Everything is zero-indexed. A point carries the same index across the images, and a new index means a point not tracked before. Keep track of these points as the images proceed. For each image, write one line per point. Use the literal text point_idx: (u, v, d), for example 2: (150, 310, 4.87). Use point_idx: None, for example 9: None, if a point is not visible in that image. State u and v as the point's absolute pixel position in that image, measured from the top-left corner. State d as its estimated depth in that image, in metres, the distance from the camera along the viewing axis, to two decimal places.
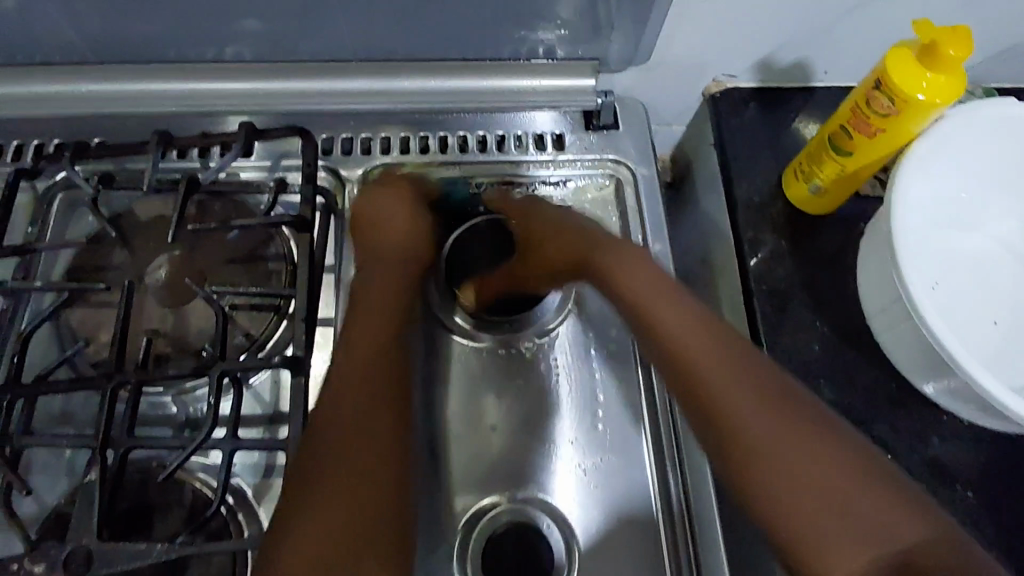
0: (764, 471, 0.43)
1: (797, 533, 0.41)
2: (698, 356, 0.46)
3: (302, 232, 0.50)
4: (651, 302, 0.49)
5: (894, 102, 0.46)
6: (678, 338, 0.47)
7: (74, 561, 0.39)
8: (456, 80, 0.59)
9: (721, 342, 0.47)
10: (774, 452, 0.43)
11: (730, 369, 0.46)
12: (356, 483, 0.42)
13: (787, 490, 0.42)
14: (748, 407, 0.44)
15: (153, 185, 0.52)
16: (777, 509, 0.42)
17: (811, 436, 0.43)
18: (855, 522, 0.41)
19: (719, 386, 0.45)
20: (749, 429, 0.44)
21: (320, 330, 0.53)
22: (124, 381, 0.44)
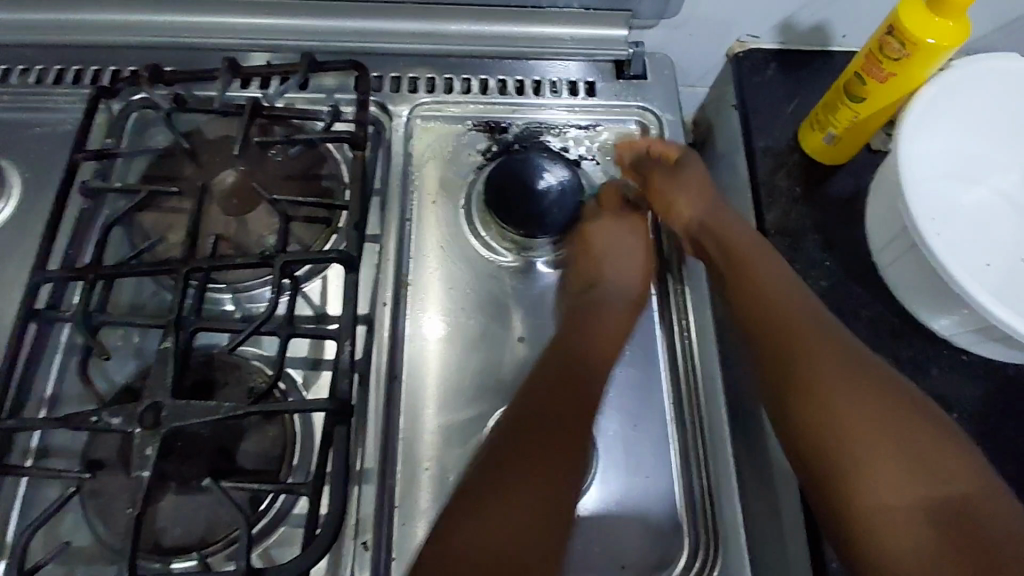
0: (838, 414, 0.47)
1: (846, 451, 0.46)
2: (790, 311, 0.53)
3: (358, 149, 0.55)
4: (754, 258, 0.56)
5: (904, 46, 0.51)
6: (769, 281, 0.55)
7: (149, 415, 0.44)
8: (496, 26, 0.64)
9: (805, 305, 0.53)
10: (847, 390, 0.48)
11: (808, 315, 0.52)
12: (542, 492, 0.47)
13: (859, 419, 0.47)
14: (837, 366, 0.49)
15: (222, 105, 0.57)
16: (834, 435, 0.47)
17: (897, 400, 0.48)
18: (921, 467, 0.45)
19: (812, 337, 0.51)
20: (826, 368, 0.49)
21: (367, 246, 0.58)
22: (195, 268, 0.49)
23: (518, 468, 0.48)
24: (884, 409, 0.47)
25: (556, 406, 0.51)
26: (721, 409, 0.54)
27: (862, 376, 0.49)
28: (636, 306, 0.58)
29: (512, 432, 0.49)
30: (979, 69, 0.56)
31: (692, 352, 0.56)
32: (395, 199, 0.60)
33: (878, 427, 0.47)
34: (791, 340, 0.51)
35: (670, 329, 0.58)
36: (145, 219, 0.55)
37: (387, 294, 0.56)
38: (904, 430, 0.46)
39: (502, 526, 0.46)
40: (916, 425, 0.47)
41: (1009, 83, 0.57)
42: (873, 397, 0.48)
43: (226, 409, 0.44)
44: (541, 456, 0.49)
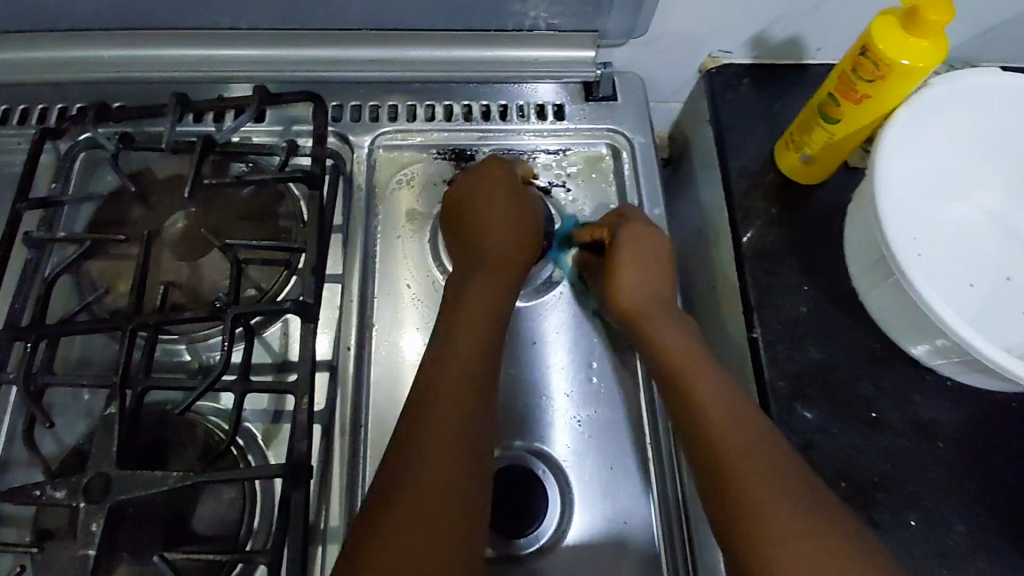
0: (749, 502, 0.41)
1: (739, 488, 0.42)
2: (706, 393, 0.47)
3: (313, 188, 0.52)
4: (686, 361, 0.49)
5: (880, 68, 0.49)
6: (711, 391, 0.47)
7: (93, 488, 0.41)
8: (458, 51, 0.61)
9: (732, 398, 0.47)
10: (756, 471, 0.42)
11: (735, 404, 0.46)
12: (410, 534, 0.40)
13: (773, 508, 0.40)
14: (720, 401, 0.46)
15: (171, 144, 0.54)
16: (743, 524, 0.40)
17: (780, 446, 0.44)
18: (787, 503, 0.40)
19: (716, 415, 0.45)
20: (737, 454, 0.43)
21: (328, 287, 0.55)
22: (142, 323, 0.47)
23: (423, 460, 0.44)
24: (766, 445, 0.44)
25: (445, 392, 0.46)
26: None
27: (775, 466, 0.42)
28: (612, 340, 0.56)
29: (423, 422, 0.45)
30: (968, 88, 0.53)
31: None
32: (357, 235, 0.57)
33: (756, 463, 0.43)
34: (683, 392, 0.47)
35: (646, 364, 0.55)
36: (92, 268, 0.52)
37: (351, 338, 0.53)
38: (785, 469, 0.42)
39: None
40: (789, 464, 0.43)
41: (1001, 100, 0.54)
42: (747, 432, 0.44)
43: (174, 480, 0.41)
44: (425, 522, 0.41)
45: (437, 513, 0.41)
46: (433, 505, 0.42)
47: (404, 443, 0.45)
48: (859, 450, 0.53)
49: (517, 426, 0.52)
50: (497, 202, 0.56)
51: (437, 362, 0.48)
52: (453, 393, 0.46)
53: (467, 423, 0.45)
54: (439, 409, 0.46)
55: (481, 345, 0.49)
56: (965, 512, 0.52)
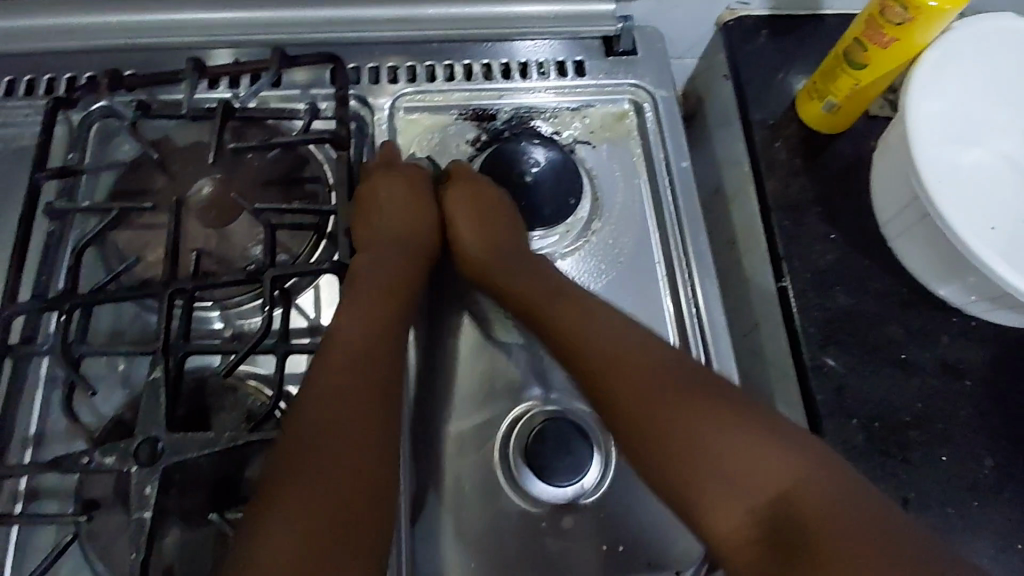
0: (697, 459, 0.44)
1: (688, 471, 0.44)
2: (644, 404, 0.46)
3: (341, 149, 0.52)
4: (584, 334, 0.50)
5: (907, 9, 0.49)
6: (628, 391, 0.47)
7: (143, 452, 0.41)
8: (474, 8, 0.60)
9: (658, 382, 0.47)
10: (688, 434, 0.45)
11: (650, 374, 0.47)
12: (317, 478, 0.42)
13: (713, 455, 0.44)
14: (655, 393, 0.47)
15: (191, 110, 0.53)
16: (684, 479, 0.44)
17: (743, 433, 0.44)
18: (749, 493, 0.42)
19: (631, 391, 0.47)
20: (667, 426, 0.45)
21: (359, 250, 0.55)
22: (179, 288, 0.46)
23: (309, 475, 0.42)
24: (732, 427, 0.44)
25: (332, 417, 0.44)
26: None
27: (701, 414, 0.45)
28: (645, 300, 0.56)
29: (293, 448, 0.42)
30: (966, 36, 0.56)
31: (707, 342, 0.55)
32: None
33: (708, 471, 0.43)
34: (637, 418, 0.46)
35: (682, 320, 0.55)
36: (118, 238, 0.52)
37: (386, 302, 0.53)
38: (765, 460, 0.43)
39: (319, 538, 0.40)
40: (772, 455, 0.43)
41: (1011, 50, 0.58)
42: (722, 430, 0.44)
43: (225, 440, 0.42)
44: (302, 463, 0.42)
45: (354, 513, 0.42)
46: (342, 499, 0.42)
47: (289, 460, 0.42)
48: (889, 391, 0.54)
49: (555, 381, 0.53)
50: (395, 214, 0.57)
51: (324, 386, 0.45)
52: (339, 401, 0.45)
53: (362, 453, 0.44)
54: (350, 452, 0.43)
55: (342, 357, 0.47)
56: (993, 447, 0.53)
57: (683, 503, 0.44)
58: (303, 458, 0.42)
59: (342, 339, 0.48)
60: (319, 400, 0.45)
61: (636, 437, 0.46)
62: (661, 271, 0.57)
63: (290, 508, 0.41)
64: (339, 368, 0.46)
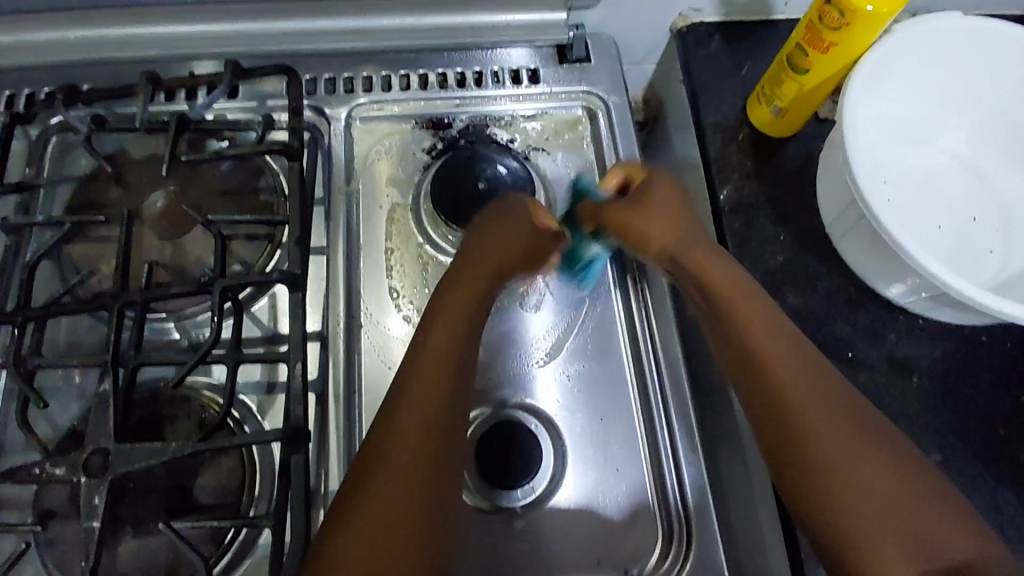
0: (800, 409, 0.44)
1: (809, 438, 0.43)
2: (773, 354, 0.46)
3: (293, 160, 0.52)
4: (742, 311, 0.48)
5: (844, 15, 0.50)
6: (762, 339, 0.47)
7: (93, 464, 0.42)
8: (431, 18, 0.61)
9: (805, 362, 0.46)
10: (814, 400, 0.45)
11: (773, 331, 0.47)
12: (409, 439, 0.43)
13: (835, 440, 0.43)
14: (791, 364, 0.46)
15: (145, 123, 0.53)
16: (829, 463, 0.43)
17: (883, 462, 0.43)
18: (898, 521, 0.41)
19: (766, 342, 0.47)
20: (797, 379, 0.45)
21: (313, 259, 0.56)
22: (130, 301, 0.47)
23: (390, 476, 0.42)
24: (854, 439, 0.43)
25: (421, 392, 0.45)
26: (687, 399, 0.54)
27: (847, 418, 0.44)
28: (597, 302, 0.57)
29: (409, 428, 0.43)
30: (932, 31, 0.54)
31: (655, 342, 0.56)
32: (339, 209, 0.57)
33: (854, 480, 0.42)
34: (776, 398, 0.45)
35: (631, 322, 0.56)
36: (74, 251, 0.52)
37: (340, 309, 0.54)
38: (906, 500, 0.41)
39: (376, 496, 0.42)
40: (869, 454, 0.43)
41: (968, 47, 0.56)
42: (844, 429, 0.44)
43: (172, 450, 0.42)
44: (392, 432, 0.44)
45: (414, 473, 0.43)
46: (400, 483, 0.42)
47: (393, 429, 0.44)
48: None
49: (508, 385, 0.53)
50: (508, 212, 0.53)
51: (422, 362, 0.46)
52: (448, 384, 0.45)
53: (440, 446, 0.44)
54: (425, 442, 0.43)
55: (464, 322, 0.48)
56: (939, 442, 0.54)
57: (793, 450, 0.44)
58: (413, 415, 0.44)
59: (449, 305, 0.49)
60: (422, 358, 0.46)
61: (791, 417, 0.44)
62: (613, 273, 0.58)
63: (380, 480, 0.42)
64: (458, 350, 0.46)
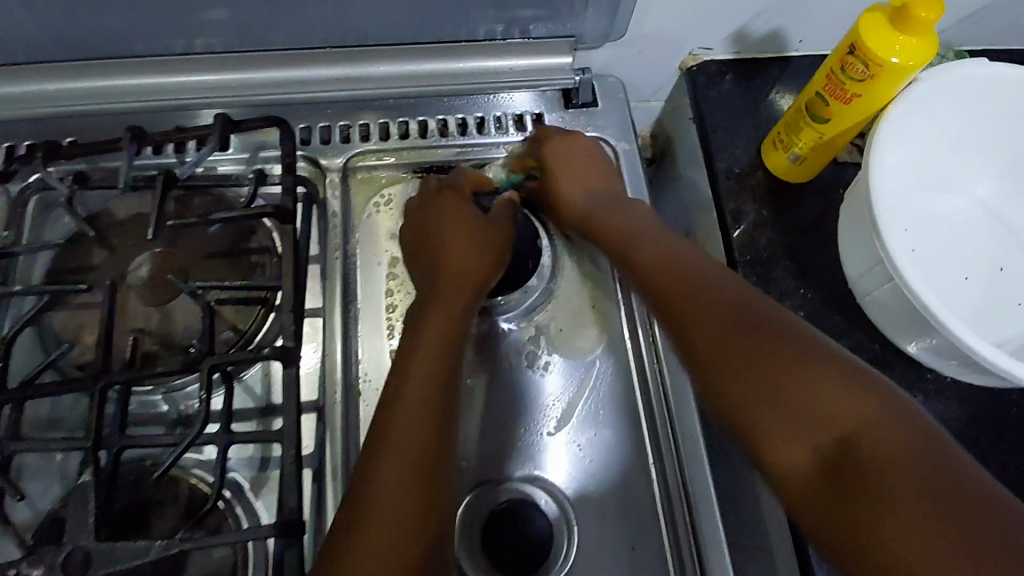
0: (689, 307, 0.44)
1: (690, 322, 0.44)
2: (677, 267, 0.47)
3: (286, 222, 0.49)
4: (634, 238, 0.51)
5: (869, 67, 0.47)
6: (647, 258, 0.49)
7: (72, 565, 0.39)
8: (432, 64, 0.59)
9: (692, 266, 0.47)
10: (704, 304, 0.44)
11: (661, 244, 0.50)
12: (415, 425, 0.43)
13: (717, 327, 0.43)
14: (665, 264, 0.48)
15: (129, 182, 0.51)
16: (715, 348, 0.42)
17: (832, 385, 0.38)
18: (792, 391, 0.39)
19: (655, 255, 0.49)
20: (692, 288, 0.45)
21: (308, 322, 0.53)
22: (112, 381, 0.44)
23: (392, 485, 0.41)
24: (749, 327, 0.42)
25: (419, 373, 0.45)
26: (705, 474, 0.51)
27: (723, 306, 0.43)
28: (609, 366, 0.54)
29: (378, 442, 0.42)
30: (963, 79, 0.51)
31: (671, 410, 0.52)
32: (336, 267, 0.55)
33: (800, 428, 0.38)
34: (664, 294, 0.46)
35: (646, 388, 0.53)
36: (55, 320, 0.50)
37: (336, 382, 0.51)
38: (828, 388, 0.38)
39: (384, 494, 0.41)
40: (785, 343, 0.40)
41: (997, 94, 0.53)
42: (719, 315, 0.43)
43: (158, 548, 0.39)
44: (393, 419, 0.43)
45: (416, 475, 0.41)
46: (404, 485, 0.41)
47: (379, 444, 0.42)
48: None
49: (517, 458, 0.50)
50: (459, 222, 0.53)
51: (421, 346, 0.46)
52: (421, 384, 0.44)
53: (431, 444, 0.43)
54: (412, 440, 0.42)
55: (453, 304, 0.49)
56: None
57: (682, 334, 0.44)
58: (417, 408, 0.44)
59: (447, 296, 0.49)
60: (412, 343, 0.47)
61: (671, 307, 0.45)
62: (626, 334, 0.55)
63: (382, 476, 0.41)
64: (432, 352, 0.46)
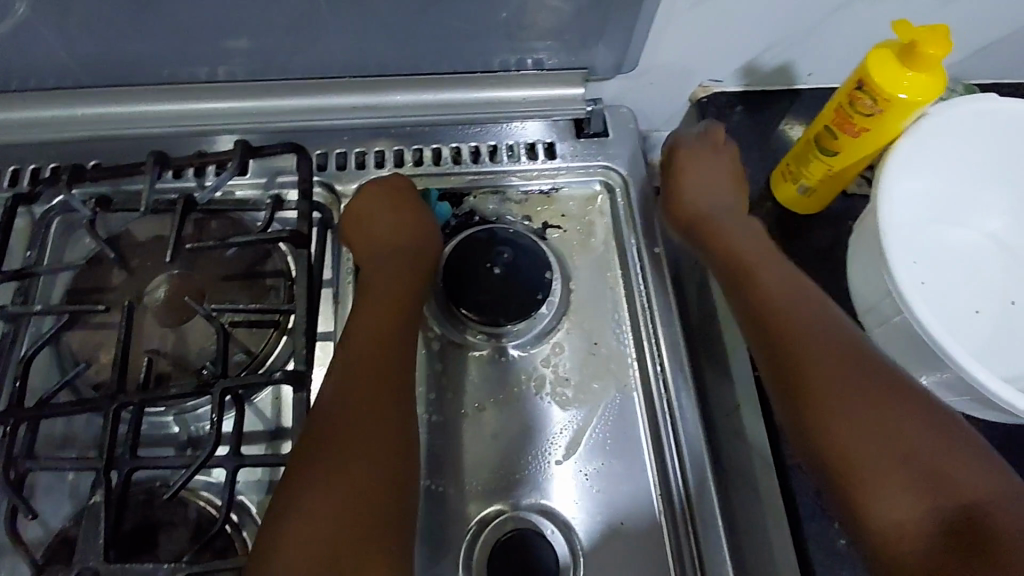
0: (801, 336, 0.47)
1: (806, 370, 0.45)
2: (791, 316, 0.48)
3: (301, 246, 0.50)
4: (757, 264, 0.53)
5: (877, 102, 0.47)
6: (772, 287, 0.51)
7: None
8: (449, 92, 0.61)
9: (821, 315, 0.49)
10: (832, 352, 0.46)
11: (779, 275, 0.52)
12: (370, 437, 0.45)
13: (846, 376, 0.44)
14: (783, 288, 0.50)
15: (151, 207, 0.52)
16: (830, 432, 0.43)
17: (930, 430, 0.41)
18: (922, 480, 0.39)
19: (777, 287, 0.51)
20: (818, 352, 0.46)
21: (319, 344, 0.54)
22: (126, 402, 0.45)
23: (323, 482, 0.42)
24: (896, 411, 0.42)
25: (364, 370, 0.47)
26: (715, 514, 0.50)
27: (869, 372, 0.44)
28: (617, 396, 0.54)
29: (318, 437, 0.44)
30: (971, 115, 0.52)
31: (679, 440, 0.52)
32: (348, 291, 0.56)
33: (897, 464, 0.40)
34: (774, 322, 0.49)
35: (654, 416, 0.53)
36: (73, 339, 0.50)
37: None
38: (926, 456, 0.40)
39: (329, 475, 0.43)
40: (881, 421, 0.42)
41: (1005, 129, 0.53)
42: (875, 402, 0.43)
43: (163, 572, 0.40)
44: (342, 417, 0.45)
45: (366, 465, 0.44)
46: (347, 474, 0.43)
47: (317, 450, 0.43)
48: None
49: (524, 486, 0.51)
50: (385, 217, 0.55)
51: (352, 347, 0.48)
52: (347, 394, 0.46)
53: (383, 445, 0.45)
54: (376, 470, 0.44)
55: (398, 297, 0.51)
56: None
57: (797, 390, 0.45)
58: (365, 407, 0.46)
59: (382, 276, 0.53)
60: (356, 329, 0.50)
61: (778, 343, 0.48)
62: (631, 361, 0.55)
63: (326, 464, 0.43)
64: (360, 350, 0.48)
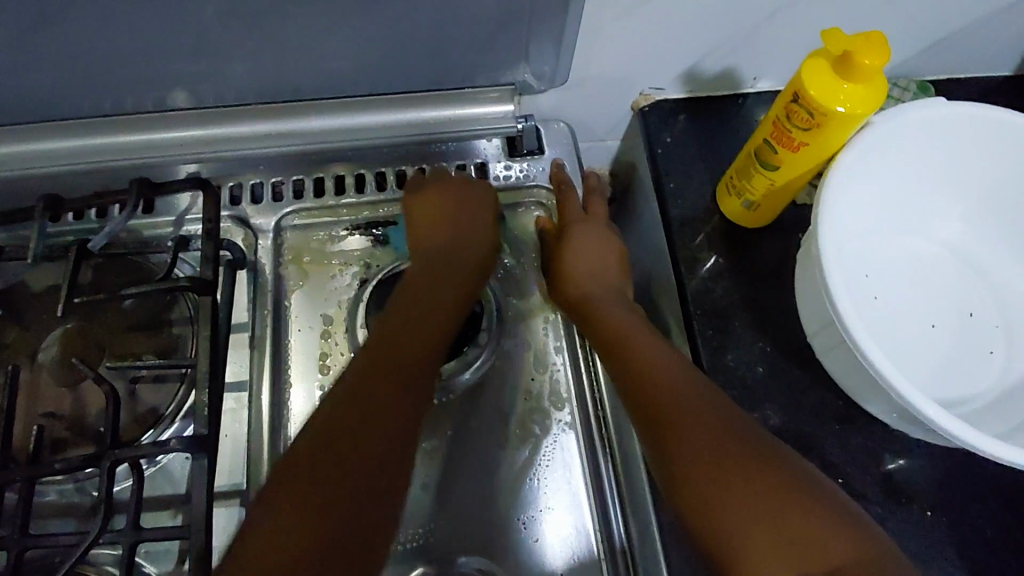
0: (667, 388, 0.44)
1: (671, 417, 0.43)
2: (651, 369, 0.46)
3: (203, 295, 0.46)
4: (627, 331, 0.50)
5: (814, 115, 0.44)
6: (646, 353, 0.47)
7: None
8: (366, 116, 0.56)
9: (677, 367, 0.46)
10: (692, 406, 0.43)
11: (642, 339, 0.49)
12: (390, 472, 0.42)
13: (700, 430, 0.41)
14: (651, 349, 0.48)
15: (40, 253, 0.48)
16: (692, 492, 0.40)
17: (773, 484, 0.38)
18: (781, 534, 0.36)
19: (638, 342, 0.49)
20: (679, 402, 0.43)
21: (231, 395, 0.50)
22: (10, 479, 0.41)
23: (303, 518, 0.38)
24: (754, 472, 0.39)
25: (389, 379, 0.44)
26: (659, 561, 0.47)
27: (723, 428, 0.41)
28: (551, 436, 0.51)
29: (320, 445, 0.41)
30: (918, 121, 0.48)
31: (620, 481, 0.50)
32: (266, 333, 0.52)
33: (759, 523, 0.37)
34: (639, 377, 0.46)
35: (595, 456, 0.50)
36: None
37: (263, 462, 0.48)
38: (784, 510, 0.37)
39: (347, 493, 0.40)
40: (739, 474, 0.39)
41: (951, 134, 0.50)
42: (740, 454, 0.40)
43: None
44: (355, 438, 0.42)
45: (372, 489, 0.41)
46: (355, 501, 0.40)
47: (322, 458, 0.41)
48: None
49: (457, 541, 0.48)
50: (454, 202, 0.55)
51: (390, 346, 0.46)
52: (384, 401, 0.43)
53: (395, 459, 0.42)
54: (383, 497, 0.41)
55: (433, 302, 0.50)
56: None
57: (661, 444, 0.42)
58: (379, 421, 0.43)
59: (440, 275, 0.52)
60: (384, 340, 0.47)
61: (639, 390, 0.45)
62: (568, 396, 0.52)
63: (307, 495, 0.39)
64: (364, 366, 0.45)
